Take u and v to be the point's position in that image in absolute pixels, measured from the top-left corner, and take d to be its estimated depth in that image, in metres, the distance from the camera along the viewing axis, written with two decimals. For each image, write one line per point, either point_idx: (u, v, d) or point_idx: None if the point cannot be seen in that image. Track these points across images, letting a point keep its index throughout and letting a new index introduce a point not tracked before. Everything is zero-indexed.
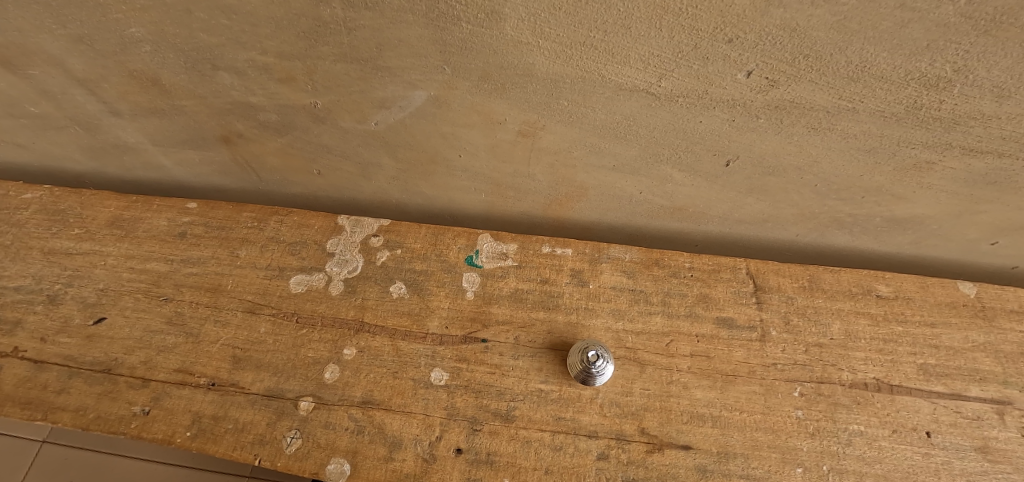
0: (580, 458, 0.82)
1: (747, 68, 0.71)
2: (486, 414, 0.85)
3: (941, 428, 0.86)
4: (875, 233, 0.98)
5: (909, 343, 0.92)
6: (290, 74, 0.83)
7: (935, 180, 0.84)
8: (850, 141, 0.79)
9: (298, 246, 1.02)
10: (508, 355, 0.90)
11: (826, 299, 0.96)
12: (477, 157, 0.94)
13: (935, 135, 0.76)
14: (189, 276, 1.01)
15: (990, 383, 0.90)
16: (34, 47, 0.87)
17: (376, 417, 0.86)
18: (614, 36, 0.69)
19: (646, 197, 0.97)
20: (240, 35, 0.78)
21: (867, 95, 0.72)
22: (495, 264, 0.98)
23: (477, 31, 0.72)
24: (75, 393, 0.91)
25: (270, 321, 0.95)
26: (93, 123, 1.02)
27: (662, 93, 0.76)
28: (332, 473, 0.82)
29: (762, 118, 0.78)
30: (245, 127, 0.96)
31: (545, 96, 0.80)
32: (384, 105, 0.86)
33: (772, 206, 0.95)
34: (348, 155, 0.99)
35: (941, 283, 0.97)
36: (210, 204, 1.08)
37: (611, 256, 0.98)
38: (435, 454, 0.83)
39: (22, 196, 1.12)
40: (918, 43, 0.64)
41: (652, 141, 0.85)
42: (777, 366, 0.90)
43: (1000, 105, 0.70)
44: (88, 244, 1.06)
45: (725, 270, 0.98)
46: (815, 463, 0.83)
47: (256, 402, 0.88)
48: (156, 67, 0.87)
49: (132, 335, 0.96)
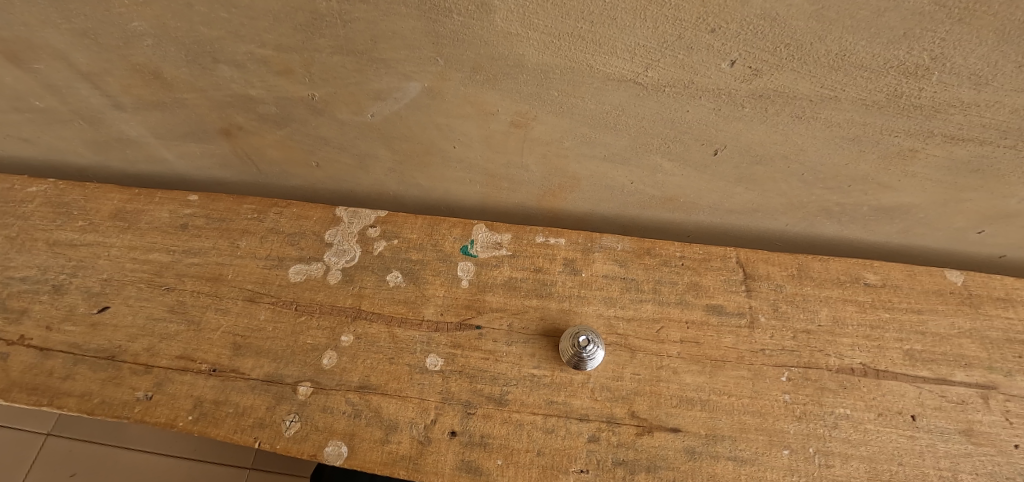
0: (572, 440, 0.84)
1: (731, 57, 0.73)
2: (480, 398, 0.87)
3: (926, 411, 0.88)
4: (863, 222, 1.00)
5: (895, 330, 0.94)
6: (288, 66, 0.85)
7: (919, 169, 0.86)
8: (834, 129, 0.81)
9: (297, 237, 1.04)
10: (501, 341, 0.92)
11: (814, 287, 0.98)
12: (471, 148, 0.96)
13: (916, 123, 0.77)
14: (190, 266, 1.03)
15: (975, 369, 0.91)
16: (39, 42, 0.89)
17: (373, 401, 0.88)
18: (600, 27, 0.71)
19: (638, 187, 0.99)
20: (239, 28, 0.81)
21: (849, 84, 0.74)
22: (489, 253, 1.00)
23: (468, 23, 0.74)
24: (80, 379, 0.93)
25: (269, 308, 0.97)
26: (96, 116, 1.04)
27: (649, 83, 0.78)
28: (330, 455, 0.84)
29: (747, 108, 0.80)
30: (245, 120, 0.98)
31: (536, 86, 0.82)
32: (380, 97, 0.88)
33: (761, 195, 0.97)
34: (346, 147, 1.01)
35: (928, 271, 0.99)
36: (211, 196, 1.10)
37: (603, 246, 1.00)
38: (430, 437, 0.85)
39: (27, 189, 1.15)
40: (895, 32, 0.66)
41: (641, 130, 0.87)
42: (765, 352, 0.92)
43: (978, 92, 0.72)
44: (92, 236, 1.08)
45: (715, 258, 1.00)
46: (801, 446, 0.85)
47: (256, 386, 0.90)
48: (158, 60, 0.89)
49: (135, 323, 0.98)
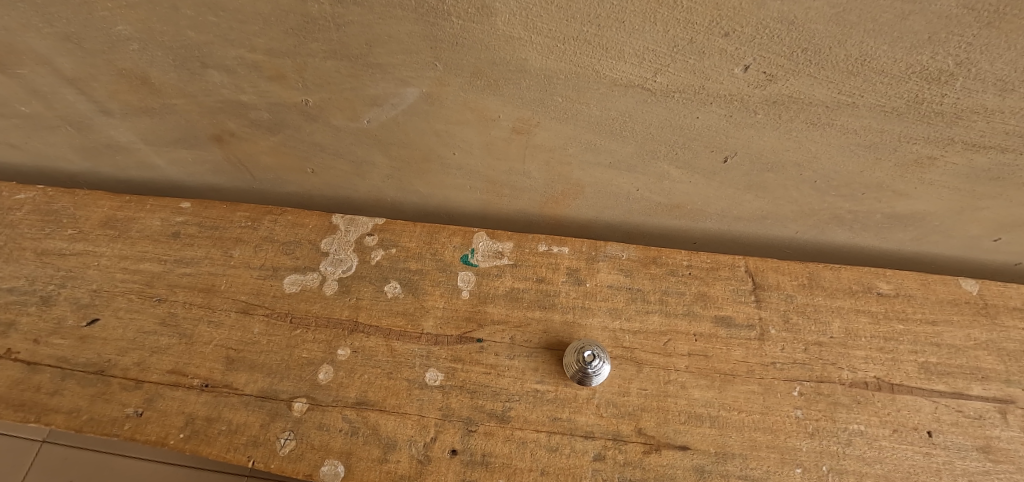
0: (577, 459, 0.81)
1: (744, 62, 0.69)
2: (481, 414, 0.84)
3: (942, 427, 0.85)
4: (875, 230, 0.97)
5: (910, 342, 0.91)
6: (280, 71, 0.82)
7: (936, 176, 0.82)
8: (850, 136, 0.78)
9: (292, 246, 1.01)
10: (503, 355, 0.89)
11: (826, 297, 0.95)
12: (471, 155, 0.93)
13: (937, 130, 0.74)
14: (182, 277, 1.00)
15: (993, 382, 0.88)
16: (22, 46, 0.85)
17: (370, 418, 0.85)
18: (608, 31, 0.68)
19: (644, 194, 0.96)
20: (228, 32, 0.77)
21: (867, 90, 0.70)
22: (491, 263, 0.97)
23: (469, 27, 0.70)
24: (68, 395, 0.90)
25: (263, 321, 0.94)
26: (84, 122, 1.01)
27: (658, 88, 0.75)
28: (326, 475, 0.81)
29: (760, 114, 0.76)
30: (237, 126, 0.95)
31: (540, 92, 0.78)
32: (376, 103, 0.85)
33: (771, 203, 0.94)
34: (342, 154, 0.98)
35: (942, 280, 0.96)
36: (204, 204, 1.07)
37: (607, 254, 0.97)
38: (429, 456, 0.82)
39: (15, 196, 1.12)
40: (919, 36, 0.63)
41: (648, 137, 0.83)
42: (775, 365, 0.89)
43: (1004, 99, 0.68)
44: (81, 245, 1.05)
45: (724, 268, 0.97)
46: (814, 464, 0.82)
47: (250, 403, 0.87)
48: (145, 65, 0.85)
49: (126, 336, 0.95)
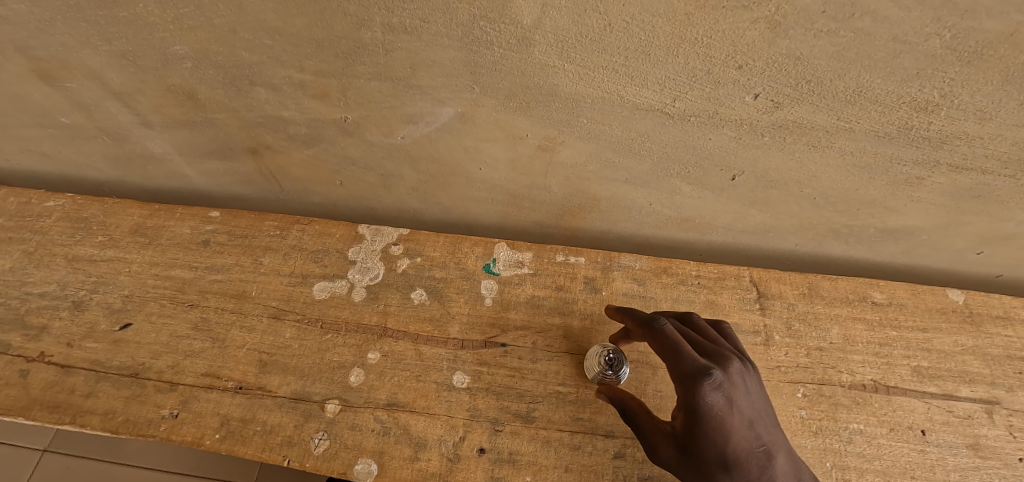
0: (599, 456, 0.86)
1: (754, 91, 0.76)
2: (507, 415, 0.89)
3: (935, 426, 0.91)
4: (868, 243, 1.05)
5: (903, 347, 0.98)
6: (325, 90, 0.87)
7: (925, 194, 0.90)
8: (847, 157, 0.85)
9: (320, 254, 1.06)
10: (526, 358, 0.94)
11: (825, 305, 1.01)
12: (496, 170, 0.99)
13: (924, 153, 0.82)
14: (213, 283, 1.04)
15: (979, 385, 0.95)
16: (75, 62, 0.90)
17: (401, 418, 0.89)
18: (634, 62, 0.74)
19: (656, 208, 1.03)
20: (280, 54, 0.82)
21: (863, 117, 0.78)
22: (512, 272, 1.03)
23: (508, 55, 0.76)
24: (103, 397, 0.93)
25: (294, 326, 0.98)
26: (122, 133, 1.05)
27: (675, 112, 0.82)
28: (361, 473, 0.85)
29: (766, 137, 0.84)
30: (274, 140, 1.00)
31: (566, 114, 0.85)
32: (412, 121, 0.91)
33: (773, 217, 1.01)
34: (372, 167, 1.03)
35: (931, 290, 1.04)
36: (233, 213, 1.11)
37: (621, 265, 1.03)
38: (459, 454, 0.86)
39: (44, 204, 1.15)
40: (909, 72, 0.70)
41: (663, 156, 0.90)
42: (780, 369, 0.95)
43: (983, 126, 0.76)
44: (112, 252, 1.08)
45: (730, 277, 1.03)
46: (818, 460, 0.88)
47: (283, 405, 0.91)
48: (193, 82, 0.90)
49: (159, 340, 0.99)
